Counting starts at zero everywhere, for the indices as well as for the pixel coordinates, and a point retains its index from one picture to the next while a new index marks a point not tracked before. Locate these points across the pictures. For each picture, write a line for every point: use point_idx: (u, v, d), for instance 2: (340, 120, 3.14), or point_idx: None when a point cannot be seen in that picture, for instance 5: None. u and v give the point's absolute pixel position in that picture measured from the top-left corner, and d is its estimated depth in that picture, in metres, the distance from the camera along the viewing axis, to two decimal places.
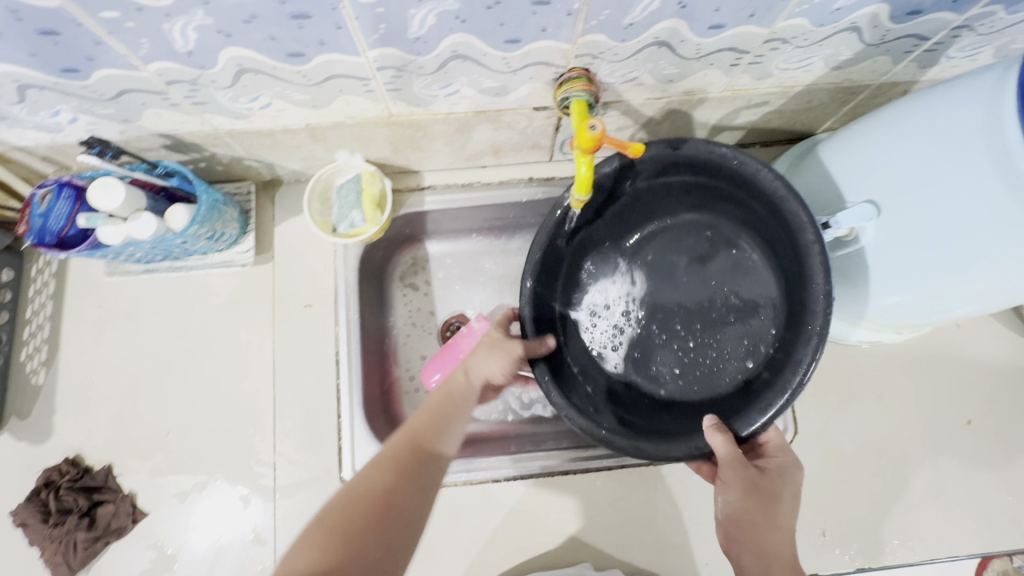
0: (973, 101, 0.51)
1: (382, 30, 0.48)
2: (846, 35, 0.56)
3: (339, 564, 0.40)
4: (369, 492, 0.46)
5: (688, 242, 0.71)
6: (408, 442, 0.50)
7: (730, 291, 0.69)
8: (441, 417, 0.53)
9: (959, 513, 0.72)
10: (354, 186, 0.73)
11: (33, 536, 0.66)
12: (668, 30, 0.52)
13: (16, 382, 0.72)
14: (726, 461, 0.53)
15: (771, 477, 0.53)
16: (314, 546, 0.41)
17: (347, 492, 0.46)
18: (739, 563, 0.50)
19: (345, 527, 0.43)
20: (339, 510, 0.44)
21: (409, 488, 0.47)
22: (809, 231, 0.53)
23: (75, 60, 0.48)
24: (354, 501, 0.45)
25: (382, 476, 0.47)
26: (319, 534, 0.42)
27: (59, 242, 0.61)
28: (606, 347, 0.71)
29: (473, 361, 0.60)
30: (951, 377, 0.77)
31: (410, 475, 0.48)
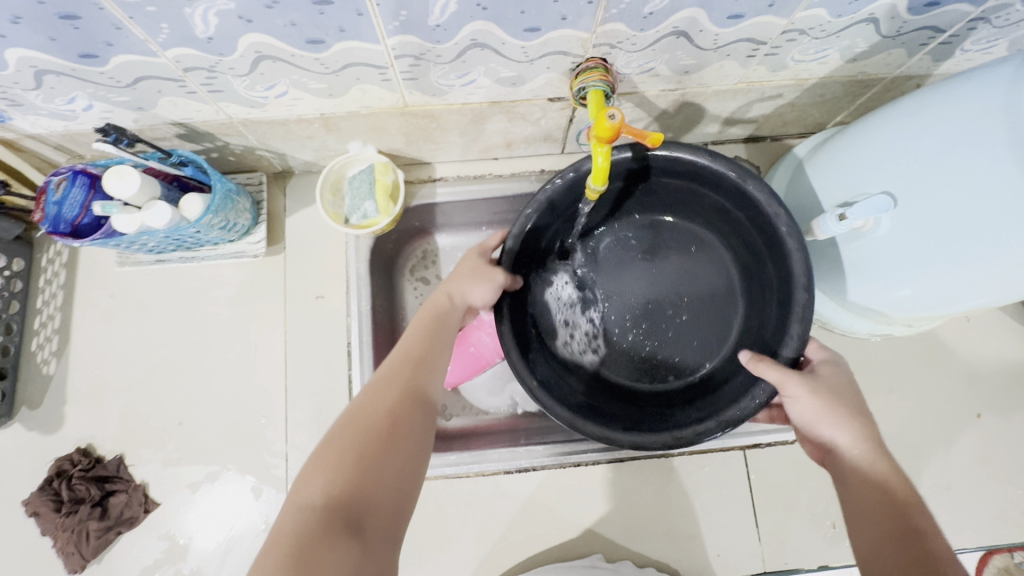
0: (993, 94, 0.51)
1: (403, 17, 0.48)
2: (864, 26, 0.56)
3: (357, 489, 0.38)
4: (374, 416, 0.43)
5: (662, 242, 0.71)
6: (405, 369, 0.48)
7: (695, 297, 0.70)
8: (432, 340, 0.52)
9: (968, 505, 0.72)
10: (367, 177, 0.72)
11: (46, 525, 0.66)
12: (688, 20, 0.52)
13: (27, 372, 0.72)
14: (780, 380, 0.51)
15: (825, 373, 0.52)
16: (326, 472, 0.39)
17: (351, 416, 0.43)
18: (839, 471, 0.47)
19: (356, 451, 0.40)
20: (346, 437, 0.41)
21: (414, 411, 0.45)
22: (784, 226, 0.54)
23: (94, 46, 0.48)
24: (360, 424, 0.42)
25: (384, 402, 0.45)
26: (328, 464, 0.39)
27: (73, 230, 0.61)
28: (575, 330, 0.70)
29: (454, 283, 0.58)
30: (961, 371, 0.77)
31: (412, 396, 0.46)
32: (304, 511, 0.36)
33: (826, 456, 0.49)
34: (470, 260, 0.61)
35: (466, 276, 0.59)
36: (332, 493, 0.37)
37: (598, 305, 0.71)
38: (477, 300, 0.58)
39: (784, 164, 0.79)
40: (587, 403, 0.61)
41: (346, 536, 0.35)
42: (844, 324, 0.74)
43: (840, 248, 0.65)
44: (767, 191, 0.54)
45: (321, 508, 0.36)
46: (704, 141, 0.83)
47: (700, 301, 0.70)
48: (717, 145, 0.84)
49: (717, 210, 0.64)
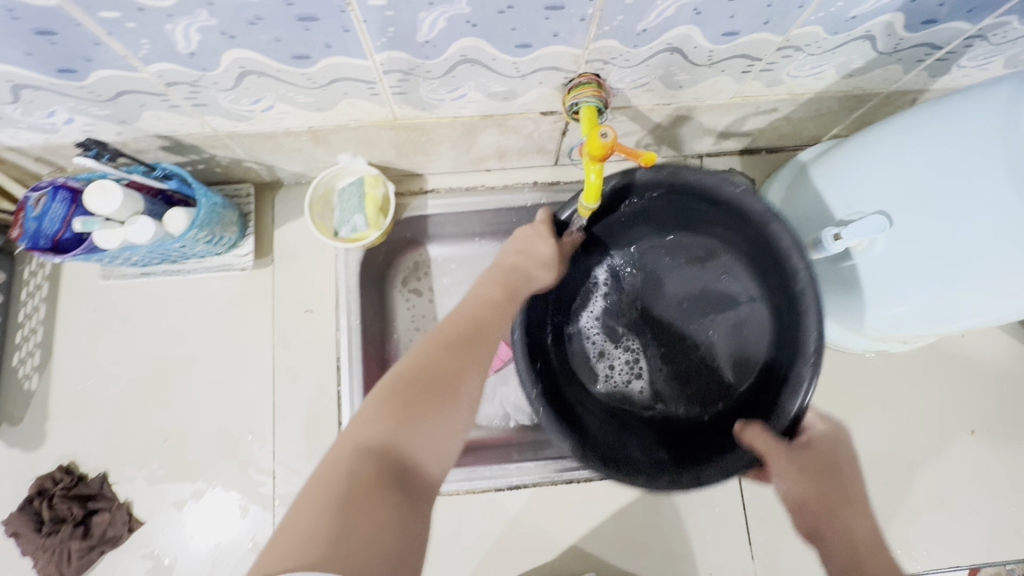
0: (990, 112, 0.51)
1: (391, 33, 0.46)
2: (860, 43, 0.56)
3: (406, 446, 0.39)
4: (433, 371, 0.43)
5: (694, 272, 0.71)
6: (467, 326, 0.48)
7: (723, 331, 0.69)
8: (497, 303, 0.52)
9: (962, 523, 0.72)
10: (356, 190, 0.71)
11: (26, 545, 0.65)
12: (682, 37, 0.51)
13: (8, 388, 0.70)
14: (769, 453, 0.53)
15: (820, 455, 0.53)
16: (381, 422, 0.39)
17: (410, 367, 0.44)
18: (826, 546, 0.46)
19: (406, 404, 0.41)
20: (402, 386, 0.42)
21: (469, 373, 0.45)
22: (798, 260, 0.53)
23: (72, 61, 0.46)
24: (416, 378, 0.43)
25: (444, 357, 0.45)
26: (385, 413, 0.40)
27: (54, 245, 0.60)
28: (599, 359, 0.71)
29: (529, 257, 0.59)
30: (955, 387, 0.77)
31: (470, 359, 0.46)
32: (353, 454, 0.38)
33: (815, 532, 0.48)
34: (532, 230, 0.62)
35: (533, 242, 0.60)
36: (385, 445, 0.39)
37: (625, 335, 0.72)
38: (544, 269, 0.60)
39: (778, 177, 0.78)
40: (606, 434, 0.61)
41: (385, 492, 0.36)
42: (838, 339, 0.73)
43: (835, 264, 0.63)
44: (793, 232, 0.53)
45: (374, 457, 0.38)
46: (700, 154, 0.82)
47: (726, 335, 0.69)
48: (713, 157, 0.83)
49: (749, 244, 0.64)
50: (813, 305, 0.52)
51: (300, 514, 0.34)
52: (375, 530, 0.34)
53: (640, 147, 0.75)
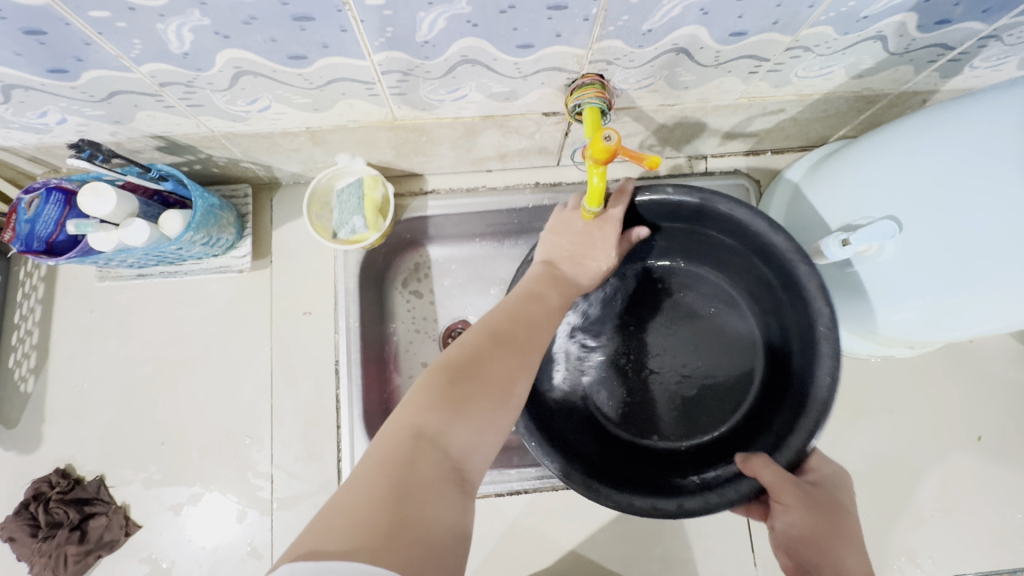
0: (1005, 114, 0.49)
1: (389, 33, 0.45)
2: (871, 43, 0.54)
3: (460, 428, 0.40)
4: (482, 358, 0.45)
5: (684, 296, 0.71)
6: (515, 314, 0.50)
7: (714, 356, 0.69)
8: (545, 291, 0.54)
9: (968, 530, 0.71)
10: (355, 191, 0.70)
11: (22, 550, 0.64)
12: (688, 37, 0.50)
13: (4, 390, 0.70)
14: (776, 485, 0.50)
15: (829, 491, 0.50)
16: (436, 405, 0.40)
17: (464, 355, 0.44)
18: None
19: (460, 396, 0.41)
20: (457, 376, 0.42)
21: (517, 371, 0.46)
22: (818, 295, 0.52)
23: (63, 61, 0.45)
24: (472, 371, 0.43)
25: (491, 344, 0.46)
26: (438, 397, 0.41)
27: (48, 248, 0.59)
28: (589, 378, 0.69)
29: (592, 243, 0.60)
30: (961, 393, 0.75)
31: (518, 358, 0.47)
32: (411, 437, 0.38)
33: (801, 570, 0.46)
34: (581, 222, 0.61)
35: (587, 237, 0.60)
36: (440, 426, 0.39)
37: (612, 354, 0.70)
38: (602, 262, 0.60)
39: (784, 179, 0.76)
40: (599, 460, 0.59)
41: (445, 482, 0.37)
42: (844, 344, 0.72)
43: (842, 268, 0.62)
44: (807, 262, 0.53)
45: (431, 438, 0.38)
46: (704, 154, 0.80)
47: (716, 362, 0.69)
48: (717, 158, 0.82)
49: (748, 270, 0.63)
50: (828, 346, 0.52)
51: (360, 499, 0.33)
52: (437, 508, 0.35)
53: (643, 148, 0.74)
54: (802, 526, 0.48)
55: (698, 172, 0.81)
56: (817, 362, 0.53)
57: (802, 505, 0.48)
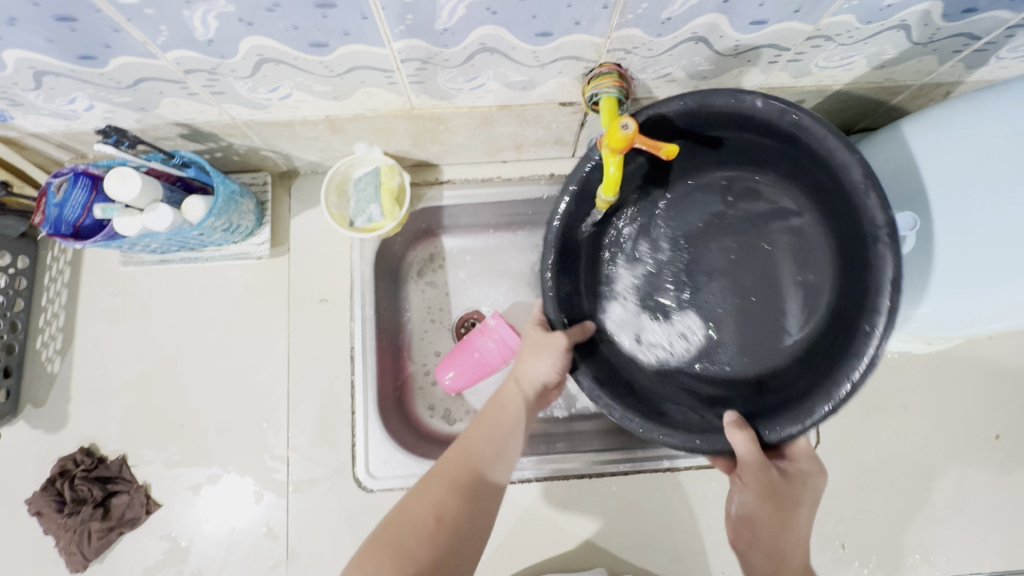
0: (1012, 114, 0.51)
1: (409, 21, 0.46)
2: (894, 33, 0.53)
3: None
4: (420, 514, 0.47)
5: (739, 203, 0.63)
6: (461, 460, 0.52)
7: (766, 274, 0.61)
8: (492, 427, 0.55)
9: (983, 529, 0.70)
10: (372, 179, 0.71)
11: (49, 524, 0.66)
12: (708, 25, 0.50)
13: (31, 370, 0.72)
14: (745, 463, 0.50)
15: (793, 482, 0.51)
16: (368, 568, 0.43)
17: (400, 515, 0.47)
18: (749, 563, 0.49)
19: (404, 550, 0.44)
20: (403, 532, 0.45)
21: (464, 512, 0.48)
22: (888, 265, 0.46)
23: (93, 48, 0.46)
24: (405, 529, 0.46)
25: (433, 497, 0.48)
26: (373, 560, 0.44)
27: (75, 232, 0.60)
28: (626, 285, 0.65)
29: (522, 367, 0.59)
30: (981, 391, 0.74)
31: (466, 498, 0.49)
32: None
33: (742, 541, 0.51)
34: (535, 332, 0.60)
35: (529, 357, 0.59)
36: None
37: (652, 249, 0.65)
38: (543, 374, 0.58)
39: None
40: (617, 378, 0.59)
41: None
42: None
43: None
44: (887, 217, 0.46)
45: None
46: None
47: (765, 281, 0.61)
48: None
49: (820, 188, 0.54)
50: (870, 347, 0.46)
51: None
52: None
53: None
54: (752, 506, 0.50)
55: None
56: (852, 359, 0.48)
57: (756, 486, 0.50)
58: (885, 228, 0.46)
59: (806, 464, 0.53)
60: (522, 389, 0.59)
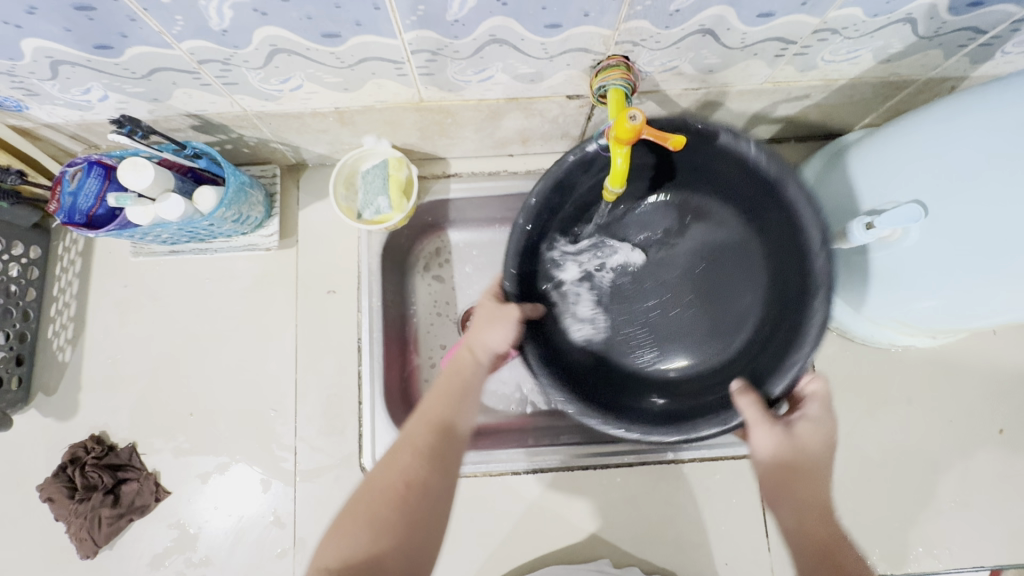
0: None
1: (421, 11, 0.46)
2: (900, 26, 0.54)
3: (369, 557, 0.40)
4: (388, 483, 0.44)
5: (687, 227, 0.67)
6: (424, 425, 0.49)
7: (702, 295, 0.66)
8: (457, 387, 0.52)
9: (987, 523, 0.70)
10: (380, 172, 0.72)
11: (60, 510, 0.67)
12: (715, 18, 0.50)
13: (43, 359, 0.73)
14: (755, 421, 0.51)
15: (803, 429, 0.52)
16: (341, 541, 0.41)
17: (367, 487, 0.44)
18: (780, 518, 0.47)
19: (373, 520, 0.42)
20: (368, 504, 0.43)
21: (431, 473, 0.45)
22: (823, 288, 0.51)
23: (109, 37, 0.47)
24: (374, 496, 0.44)
25: (398, 465, 0.45)
26: (343, 534, 0.42)
27: (88, 221, 0.61)
28: (574, 282, 0.69)
29: (477, 335, 0.56)
30: (985, 386, 0.75)
31: (431, 459, 0.46)
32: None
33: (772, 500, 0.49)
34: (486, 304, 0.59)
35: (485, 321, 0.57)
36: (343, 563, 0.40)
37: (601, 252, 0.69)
38: (498, 344, 0.56)
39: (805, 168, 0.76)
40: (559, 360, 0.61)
41: None
42: (865, 334, 0.71)
43: (862, 260, 0.61)
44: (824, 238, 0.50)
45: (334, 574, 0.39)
46: None
47: (701, 300, 0.66)
48: None
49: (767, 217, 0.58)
50: (805, 355, 0.51)
51: None
52: None
53: None
54: (771, 459, 0.50)
55: None
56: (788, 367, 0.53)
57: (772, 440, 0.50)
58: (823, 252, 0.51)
59: (818, 412, 0.53)
60: (481, 345, 0.56)
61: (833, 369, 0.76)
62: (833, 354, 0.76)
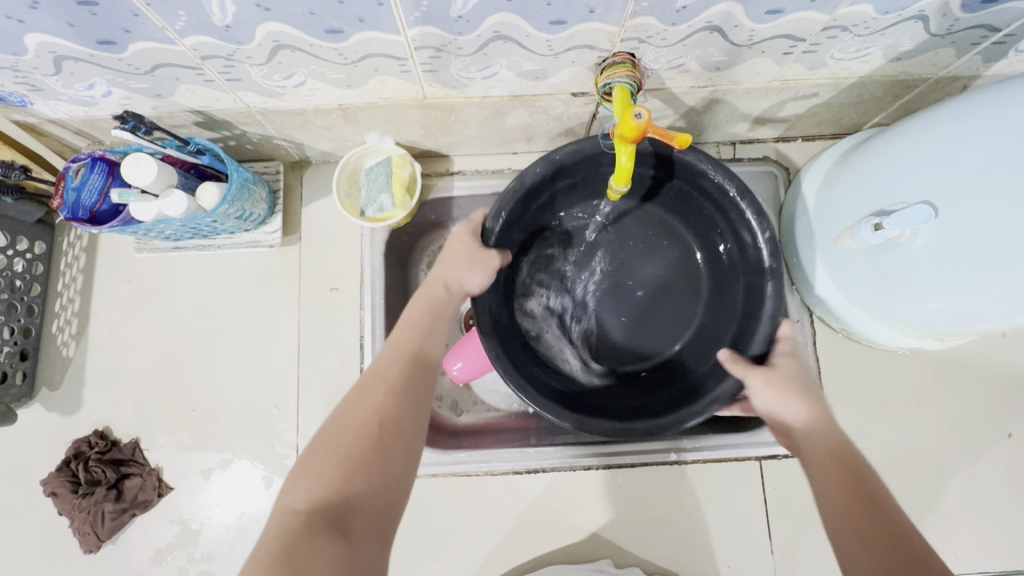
0: None
1: (425, 7, 0.46)
2: (912, 24, 0.53)
3: (343, 490, 0.40)
4: (360, 421, 0.44)
5: (647, 237, 0.71)
6: (394, 367, 0.50)
7: (641, 309, 0.70)
8: (423, 331, 0.54)
9: (994, 527, 0.70)
10: (384, 168, 0.71)
11: (63, 505, 0.67)
12: (723, 15, 0.49)
13: (47, 354, 0.73)
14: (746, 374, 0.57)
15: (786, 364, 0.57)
16: (312, 478, 0.41)
17: (340, 426, 0.44)
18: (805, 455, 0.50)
19: (345, 455, 0.42)
20: (342, 444, 0.43)
21: (403, 412, 0.46)
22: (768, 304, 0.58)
23: (112, 32, 0.47)
24: (346, 434, 0.43)
25: (370, 404, 0.46)
26: (315, 471, 0.41)
27: (91, 217, 0.61)
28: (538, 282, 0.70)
29: (451, 271, 0.59)
30: (994, 389, 0.74)
31: (401, 398, 0.47)
32: (288, 513, 0.39)
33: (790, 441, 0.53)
34: (467, 242, 0.61)
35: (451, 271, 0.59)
36: (319, 498, 0.39)
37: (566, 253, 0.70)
38: (473, 286, 0.58)
39: (813, 163, 0.74)
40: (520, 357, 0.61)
41: (327, 537, 0.37)
42: (872, 335, 0.71)
43: (872, 261, 0.60)
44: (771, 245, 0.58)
45: (310, 508, 0.39)
46: (733, 140, 0.80)
47: (641, 313, 0.69)
48: (746, 144, 0.81)
49: (712, 235, 0.66)
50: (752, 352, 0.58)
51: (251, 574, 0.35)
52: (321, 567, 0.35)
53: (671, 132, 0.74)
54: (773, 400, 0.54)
55: (726, 159, 0.80)
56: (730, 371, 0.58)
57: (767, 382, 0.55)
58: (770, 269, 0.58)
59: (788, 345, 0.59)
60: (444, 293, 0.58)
61: (839, 371, 0.75)
62: (839, 355, 0.76)
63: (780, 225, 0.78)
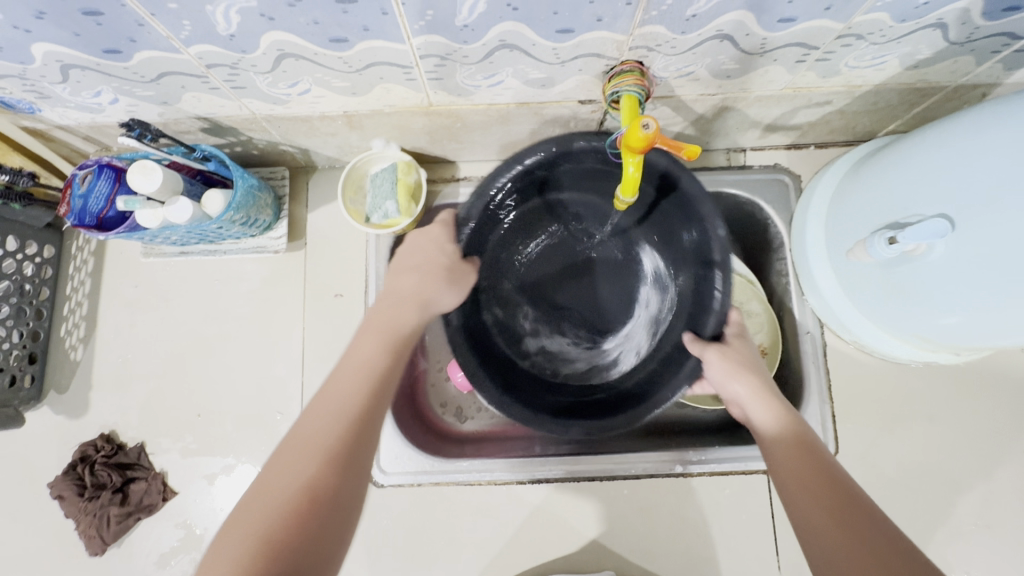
0: None
1: (429, 17, 0.45)
2: (930, 32, 0.51)
3: None
4: (285, 494, 0.39)
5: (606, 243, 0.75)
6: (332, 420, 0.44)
7: (614, 309, 0.75)
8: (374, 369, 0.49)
9: (1009, 546, 0.68)
10: (389, 175, 0.70)
11: (70, 508, 0.68)
12: (734, 23, 0.48)
13: (55, 357, 0.73)
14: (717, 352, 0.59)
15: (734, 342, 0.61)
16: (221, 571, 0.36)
17: (260, 499, 0.39)
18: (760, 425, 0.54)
19: (262, 539, 0.37)
20: (264, 517, 0.38)
21: (337, 477, 0.41)
22: (716, 297, 0.61)
23: (117, 42, 0.47)
24: (267, 511, 0.39)
25: (298, 470, 0.41)
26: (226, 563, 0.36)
27: (99, 223, 0.61)
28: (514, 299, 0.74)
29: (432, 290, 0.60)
30: (1011, 403, 0.72)
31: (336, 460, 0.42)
32: None
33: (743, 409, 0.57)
34: (446, 252, 0.63)
35: (419, 305, 0.58)
36: None
37: (535, 269, 0.75)
38: (447, 305, 0.61)
39: (826, 170, 0.73)
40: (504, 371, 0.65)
41: None
42: (886, 349, 0.69)
43: (885, 273, 0.59)
44: (724, 240, 0.59)
45: None
46: (744, 147, 0.78)
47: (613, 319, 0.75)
48: (757, 151, 0.79)
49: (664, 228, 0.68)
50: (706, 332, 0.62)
51: None
52: None
53: (680, 139, 0.72)
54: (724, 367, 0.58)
55: (735, 166, 0.79)
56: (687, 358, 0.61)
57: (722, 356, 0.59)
58: (720, 262, 0.59)
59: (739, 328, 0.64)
60: (406, 326, 0.55)
61: (850, 383, 0.74)
62: (850, 368, 0.74)
63: (789, 233, 0.76)
